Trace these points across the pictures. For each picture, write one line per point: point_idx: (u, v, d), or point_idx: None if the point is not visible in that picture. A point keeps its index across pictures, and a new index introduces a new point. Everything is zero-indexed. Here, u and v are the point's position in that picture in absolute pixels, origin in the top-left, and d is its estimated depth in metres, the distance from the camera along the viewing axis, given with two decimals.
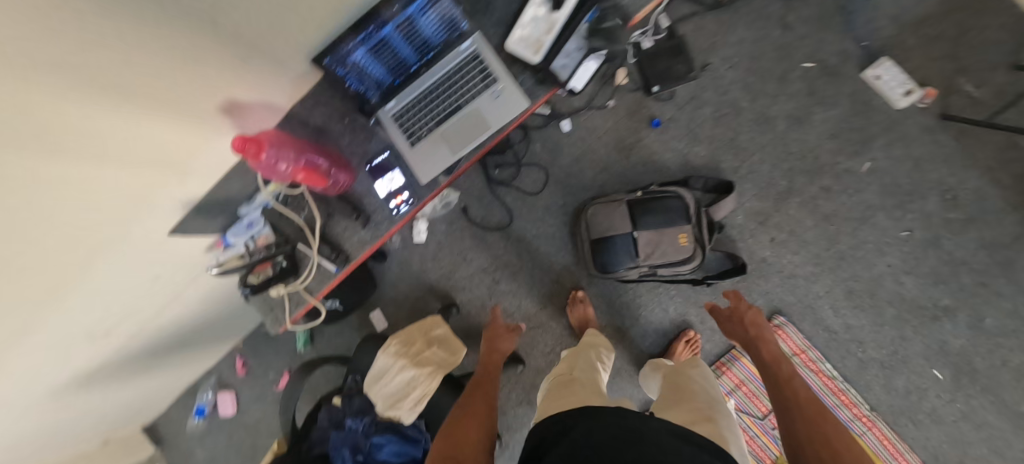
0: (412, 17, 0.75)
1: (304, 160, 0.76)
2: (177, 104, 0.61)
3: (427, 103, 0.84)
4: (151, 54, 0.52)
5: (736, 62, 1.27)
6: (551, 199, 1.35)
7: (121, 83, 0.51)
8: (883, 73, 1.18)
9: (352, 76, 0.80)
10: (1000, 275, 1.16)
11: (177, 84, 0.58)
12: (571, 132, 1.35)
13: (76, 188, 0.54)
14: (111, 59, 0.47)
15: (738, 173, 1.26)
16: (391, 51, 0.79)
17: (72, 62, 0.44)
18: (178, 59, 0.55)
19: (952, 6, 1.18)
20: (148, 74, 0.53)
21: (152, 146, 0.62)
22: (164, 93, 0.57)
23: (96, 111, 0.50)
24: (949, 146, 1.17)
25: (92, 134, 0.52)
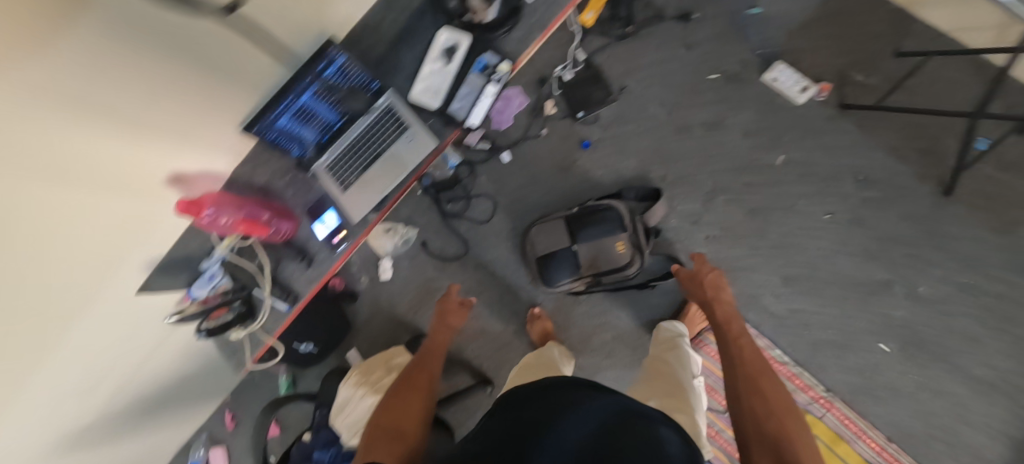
0: (324, 86, 0.87)
1: (245, 212, 0.86)
2: (154, 135, 0.73)
3: (352, 154, 0.96)
4: (132, 87, 0.64)
5: (649, 82, 1.40)
6: (501, 225, 1.46)
7: (109, 111, 0.63)
8: (779, 76, 1.30)
9: (281, 137, 0.91)
10: (925, 245, 1.21)
11: (154, 116, 0.71)
12: (511, 162, 1.47)
13: (71, 205, 0.63)
14: (102, 89, 0.60)
15: (666, 179, 1.36)
16: (312, 114, 0.91)
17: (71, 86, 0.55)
18: (154, 92, 0.68)
19: (832, 9, 1.31)
20: (129, 105, 0.66)
21: (131, 171, 0.72)
22: (143, 124, 0.70)
23: (92, 131, 0.62)
24: (852, 131, 1.27)
25: (85, 155, 0.63)
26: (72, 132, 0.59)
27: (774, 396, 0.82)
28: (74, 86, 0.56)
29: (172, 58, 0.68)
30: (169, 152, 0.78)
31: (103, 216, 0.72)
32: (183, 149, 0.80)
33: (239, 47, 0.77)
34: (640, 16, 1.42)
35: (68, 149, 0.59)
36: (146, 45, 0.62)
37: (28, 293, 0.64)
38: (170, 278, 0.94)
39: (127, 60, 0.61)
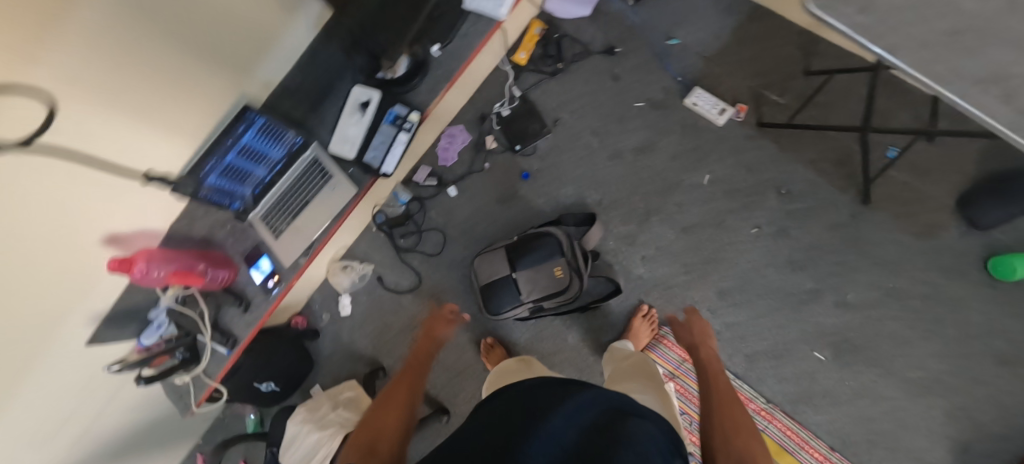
0: (248, 144, 0.95)
1: (179, 265, 0.94)
2: (157, 128, 0.84)
3: (283, 203, 1.03)
4: (147, 75, 0.76)
5: (581, 113, 1.48)
6: (451, 256, 1.52)
7: (124, 92, 0.74)
8: (698, 100, 1.37)
9: (215, 194, 0.97)
10: (850, 252, 1.25)
11: (161, 109, 0.82)
12: (457, 196, 1.54)
13: (69, 182, 0.72)
14: (127, 68, 0.72)
15: (602, 204, 1.42)
16: (242, 171, 0.97)
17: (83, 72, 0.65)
18: (166, 85, 0.81)
19: (743, 35, 1.39)
20: (142, 90, 0.77)
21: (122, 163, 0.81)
22: (150, 114, 0.81)
23: (106, 97, 0.72)
24: (771, 148, 1.33)
25: (95, 119, 0.71)
26: (95, 93, 0.69)
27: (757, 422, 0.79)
28: (110, 50, 0.68)
29: (185, 58, 0.81)
30: (161, 152, 0.87)
31: (92, 197, 0.79)
32: (175, 152, 0.90)
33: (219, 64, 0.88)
34: (570, 52, 1.51)
35: (83, 105, 0.68)
36: (171, 39, 0.76)
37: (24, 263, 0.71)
38: (117, 329, 1.01)
39: (153, 47, 0.74)
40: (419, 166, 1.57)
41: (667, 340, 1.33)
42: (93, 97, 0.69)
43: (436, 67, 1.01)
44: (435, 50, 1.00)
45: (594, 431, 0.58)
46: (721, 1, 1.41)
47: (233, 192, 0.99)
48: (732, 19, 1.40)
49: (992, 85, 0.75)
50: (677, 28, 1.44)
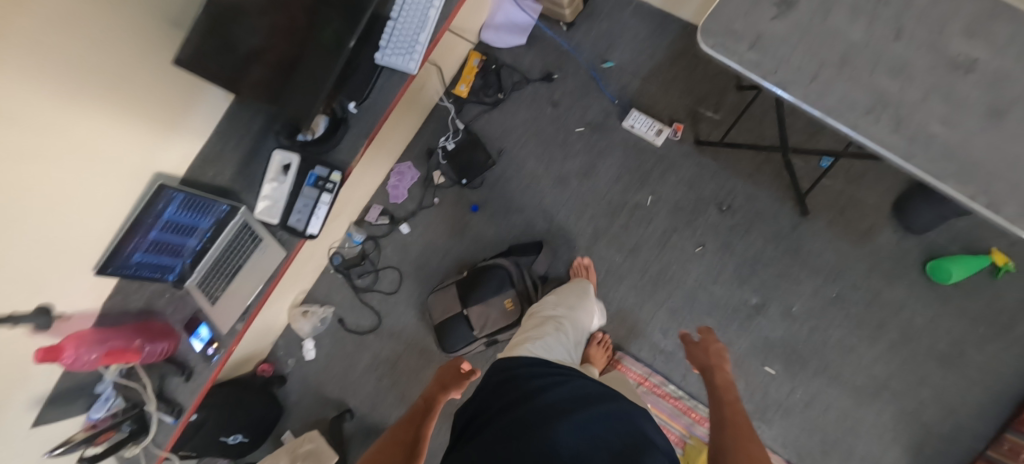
0: (172, 218, 0.96)
1: (114, 345, 0.95)
2: (135, 114, 0.87)
3: (217, 269, 1.05)
4: (140, 47, 0.82)
5: (523, 141, 1.48)
6: (407, 293, 1.52)
7: (119, 53, 0.79)
8: (634, 122, 1.38)
9: (144, 269, 0.98)
10: (793, 263, 1.25)
11: (143, 94, 0.87)
12: (411, 232, 1.54)
13: (50, 151, 0.75)
14: (126, 27, 0.78)
15: (550, 231, 1.42)
16: (170, 244, 0.99)
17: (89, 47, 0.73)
18: (152, 67, 0.86)
19: (677, 52, 1.39)
20: (132, 59, 0.82)
21: (103, 161, 0.85)
22: (134, 90, 0.85)
23: (103, 63, 0.77)
24: (710, 164, 1.33)
25: (86, 60, 0.74)
26: (96, 33, 0.74)
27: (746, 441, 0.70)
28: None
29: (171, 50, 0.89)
30: (131, 152, 0.89)
31: (62, 168, 0.78)
32: (143, 152, 0.92)
33: (191, 97, 0.98)
34: (510, 81, 1.52)
35: (81, 39, 0.71)
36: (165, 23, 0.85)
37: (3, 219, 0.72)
38: (63, 408, 1.00)
39: (150, 19, 0.82)
40: (371, 205, 1.57)
41: (622, 364, 1.30)
42: (91, 36, 0.73)
43: (355, 124, 1.02)
44: (351, 108, 1.01)
45: (596, 442, 0.60)
46: (651, 21, 1.42)
47: (164, 265, 1.01)
48: (664, 37, 1.41)
49: (883, 113, 0.75)
50: (612, 50, 1.44)
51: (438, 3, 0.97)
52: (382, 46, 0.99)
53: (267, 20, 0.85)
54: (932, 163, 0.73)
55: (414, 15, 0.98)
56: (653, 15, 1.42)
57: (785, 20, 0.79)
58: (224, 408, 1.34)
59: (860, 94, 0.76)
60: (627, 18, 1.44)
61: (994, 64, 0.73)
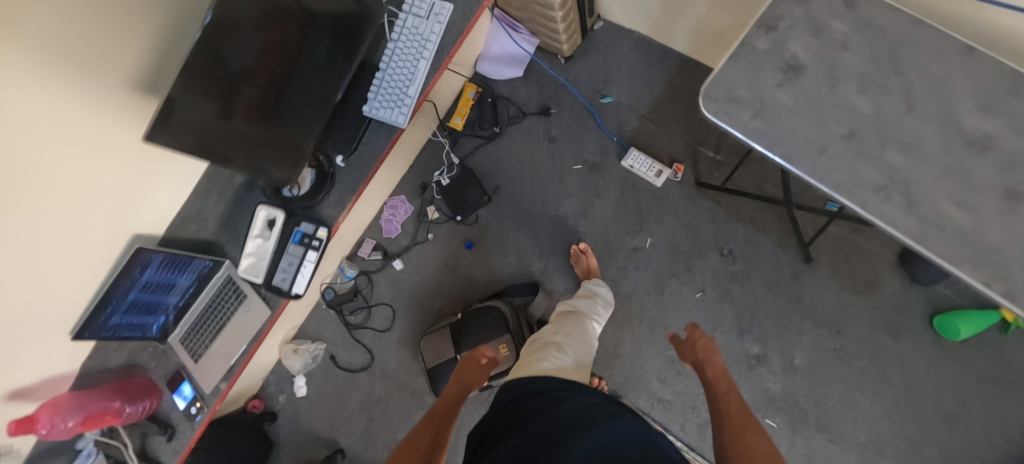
0: (152, 278, 0.92)
1: (91, 410, 0.92)
2: (101, 162, 0.81)
3: (200, 325, 1.02)
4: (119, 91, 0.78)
5: (519, 178, 1.44)
6: (401, 331, 1.48)
7: (96, 88, 0.74)
8: (634, 162, 1.34)
9: (125, 328, 0.94)
10: (794, 313, 1.22)
11: (113, 141, 0.81)
12: (404, 269, 1.50)
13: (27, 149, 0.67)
14: (111, 69, 0.75)
15: (546, 272, 1.39)
16: (151, 303, 0.96)
17: (92, 58, 0.71)
18: (130, 115, 0.82)
19: (678, 88, 1.35)
20: (103, 98, 0.76)
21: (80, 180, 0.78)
22: (107, 130, 0.79)
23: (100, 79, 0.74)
24: (711, 207, 1.30)
25: (85, 66, 0.70)
26: (76, 65, 0.69)
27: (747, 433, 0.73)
28: (115, 30, 0.72)
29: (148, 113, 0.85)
30: (93, 207, 0.83)
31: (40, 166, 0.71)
32: (104, 209, 0.85)
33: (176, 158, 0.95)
34: (506, 114, 1.48)
35: (82, 48, 0.69)
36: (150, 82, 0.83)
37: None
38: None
39: (135, 72, 0.79)
40: (363, 239, 1.53)
41: None
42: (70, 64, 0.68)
43: (343, 178, 0.99)
44: (338, 161, 0.98)
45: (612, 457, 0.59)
46: (652, 56, 1.38)
47: (146, 322, 0.98)
48: (664, 72, 1.36)
49: (895, 191, 0.71)
50: (610, 84, 1.40)
51: (429, 54, 0.93)
52: (370, 98, 0.95)
53: (261, 36, 0.72)
54: (945, 247, 0.69)
55: (404, 66, 0.94)
56: (653, 49, 1.38)
57: (791, 89, 0.75)
58: (211, 453, 1.30)
59: (870, 171, 0.72)
60: (627, 51, 1.40)
61: (1013, 142, 0.68)
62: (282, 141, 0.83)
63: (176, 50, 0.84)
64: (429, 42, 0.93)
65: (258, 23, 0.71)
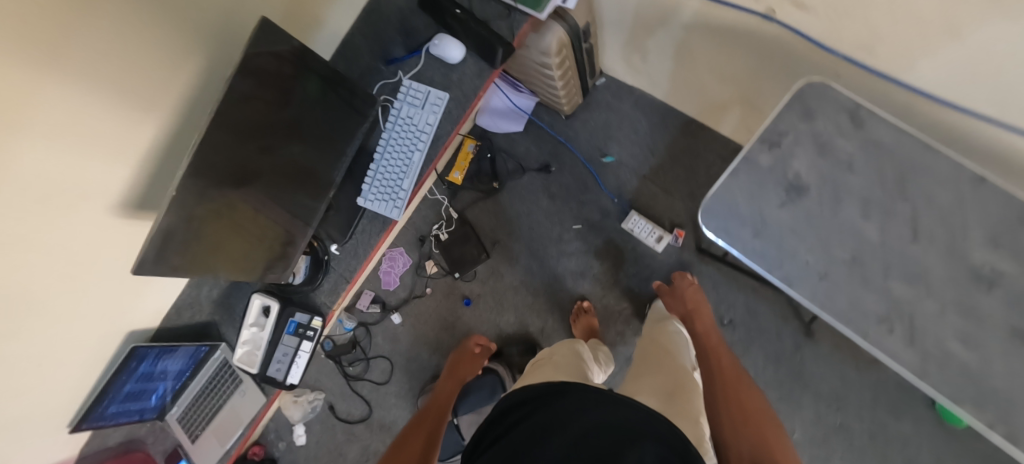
0: (150, 368, 0.93)
1: None
2: (82, 238, 0.73)
3: (198, 405, 1.04)
4: (104, 161, 0.68)
5: (518, 234, 1.42)
6: (399, 384, 1.49)
7: (85, 145, 0.64)
8: (634, 226, 1.31)
9: (123, 413, 0.95)
10: (794, 387, 1.20)
11: (98, 221, 0.74)
12: (401, 323, 1.50)
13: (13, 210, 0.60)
14: (109, 143, 0.67)
15: (544, 332, 1.37)
16: (148, 388, 0.97)
17: (102, 146, 0.67)
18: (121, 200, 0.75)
19: (679, 150, 1.32)
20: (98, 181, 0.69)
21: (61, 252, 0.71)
22: (88, 186, 0.68)
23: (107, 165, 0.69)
24: (712, 274, 1.28)
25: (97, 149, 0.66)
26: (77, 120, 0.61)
27: (747, 398, 0.83)
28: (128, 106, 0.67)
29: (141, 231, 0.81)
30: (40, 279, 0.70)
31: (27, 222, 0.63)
32: (66, 291, 0.76)
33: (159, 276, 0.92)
34: (505, 169, 1.44)
35: (97, 133, 0.65)
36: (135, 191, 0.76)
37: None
38: None
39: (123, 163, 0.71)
40: (363, 290, 1.51)
41: None
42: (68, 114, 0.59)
43: (336, 265, 0.98)
44: (333, 250, 0.97)
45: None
46: (654, 115, 1.35)
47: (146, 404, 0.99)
48: (666, 133, 1.33)
49: (898, 323, 0.69)
50: (610, 143, 1.37)
51: (423, 146, 0.92)
52: (364, 188, 0.94)
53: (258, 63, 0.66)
54: (948, 385, 0.67)
55: (398, 158, 0.93)
56: (655, 108, 1.35)
57: (792, 209, 0.73)
58: None
59: (873, 301, 0.70)
60: (628, 109, 1.36)
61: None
62: (301, 177, 0.84)
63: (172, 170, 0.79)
64: (423, 133, 0.92)
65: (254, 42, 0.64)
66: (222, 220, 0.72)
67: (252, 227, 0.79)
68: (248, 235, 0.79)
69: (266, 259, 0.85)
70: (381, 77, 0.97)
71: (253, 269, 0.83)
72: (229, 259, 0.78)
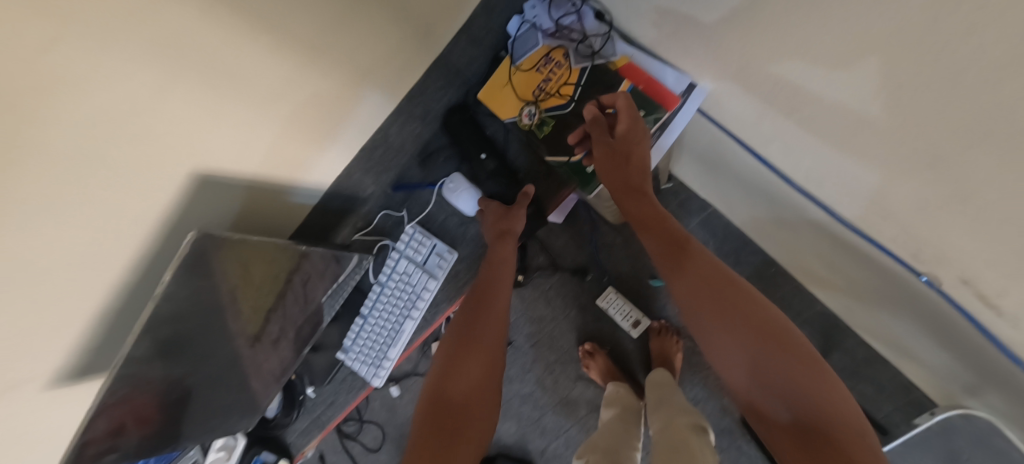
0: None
1: None
2: (62, 289, 0.47)
3: None
4: (70, 255, 0.45)
5: (537, 340, 1.21)
6: (388, 458, 1.37)
7: (42, 230, 0.41)
8: (608, 305, 1.14)
9: None
10: None
11: (86, 275, 0.48)
12: (400, 395, 1.34)
13: (53, 175, 0.39)
14: (25, 304, 0.45)
15: (544, 455, 1.23)
16: None
17: (167, 144, 0.48)
18: (112, 262, 0.50)
19: None
20: (127, 208, 0.48)
21: (42, 289, 0.45)
22: (109, 201, 0.46)
23: (136, 182, 0.47)
24: (752, 453, 1.09)
25: (168, 139, 0.47)
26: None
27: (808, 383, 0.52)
28: (101, 231, 0.47)
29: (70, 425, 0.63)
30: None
31: (47, 206, 0.40)
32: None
33: None
34: (532, 262, 1.16)
35: (182, 121, 0.48)
36: (54, 393, 0.57)
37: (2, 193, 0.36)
38: None
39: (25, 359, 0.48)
40: None
41: None
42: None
43: (312, 405, 0.87)
44: (309, 390, 0.86)
45: None
46: (728, 244, 1.09)
47: None
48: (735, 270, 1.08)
49: None
50: None
51: (418, 314, 0.77)
52: (347, 343, 0.82)
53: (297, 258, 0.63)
54: None
55: (389, 320, 0.78)
56: (729, 235, 1.08)
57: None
58: None
59: None
60: (694, 228, 1.10)
61: None
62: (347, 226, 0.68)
63: (98, 374, 0.61)
64: (420, 299, 0.76)
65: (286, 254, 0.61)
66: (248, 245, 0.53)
67: (272, 251, 0.58)
68: (278, 243, 0.58)
69: (287, 272, 0.63)
70: (385, 204, 0.78)
71: (270, 297, 0.62)
72: (251, 283, 0.57)
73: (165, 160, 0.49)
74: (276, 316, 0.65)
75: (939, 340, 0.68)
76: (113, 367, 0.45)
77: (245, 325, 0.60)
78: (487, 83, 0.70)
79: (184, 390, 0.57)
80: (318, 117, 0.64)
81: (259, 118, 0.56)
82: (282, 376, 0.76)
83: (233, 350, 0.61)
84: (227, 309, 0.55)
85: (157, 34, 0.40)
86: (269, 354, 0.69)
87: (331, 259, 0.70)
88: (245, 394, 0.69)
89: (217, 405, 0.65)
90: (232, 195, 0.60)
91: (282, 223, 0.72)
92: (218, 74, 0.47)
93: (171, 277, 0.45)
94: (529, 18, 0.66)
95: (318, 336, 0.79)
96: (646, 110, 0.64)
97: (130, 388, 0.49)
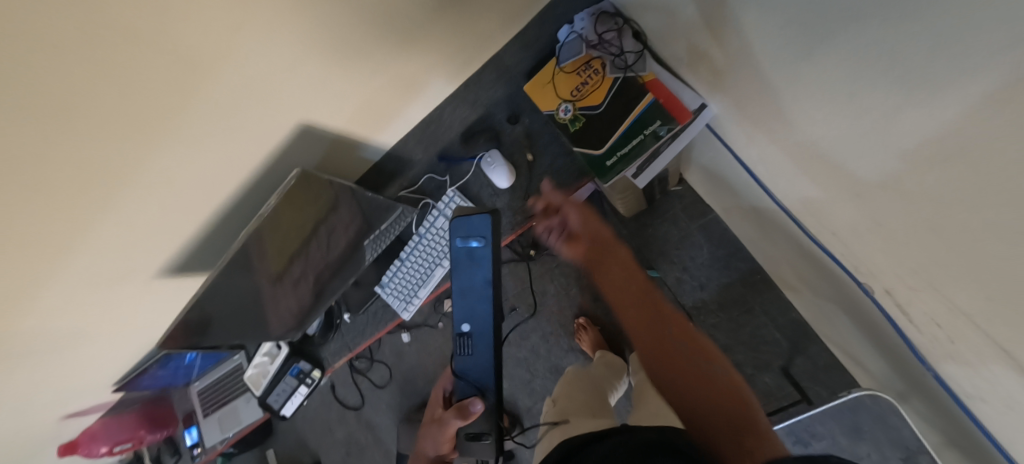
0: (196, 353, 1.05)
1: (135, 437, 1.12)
2: (183, 192, 0.61)
3: (221, 385, 1.17)
4: (195, 167, 0.59)
5: (539, 310, 1.35)
6: (392, 395, 1.54)
7: (183, 144, 0.55)
8: None
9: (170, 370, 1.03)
10: None
11: (197, 187, 0.62)
12: (410, 342, 1.51)
13: (197, 101, 0.52)
14: (163, 198, 0.59)
15: (530, 411, 1.38)
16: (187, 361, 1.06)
17: (276, 98, 0.61)
18: (219, 181, 0.65)
19: (731, 294, 1.21)
20: (236, 142, 0.62)
21: (171, 189, 0.59)
22: (226, 133, 0.59)
23: (238, 124, 0.60)
24: None
25: (280, 94, 0.61)
26: (149, 156, 0.52)
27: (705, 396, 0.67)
28: (219, 156, 0.61)
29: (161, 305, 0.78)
30: (48, 315, 0.62)
31: (186, 125, 0.53)
32: (110, 334, 0.78)
33: None
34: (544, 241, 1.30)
35: (288, 81, 0.60)
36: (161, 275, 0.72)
37: (157, 105, 0.48)
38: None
39: (151, 239, 0.63)
40: None
41: None
42: (143, 141, 0.50)
43: (346, 329, 1.04)
44: (345, 317, 1.03)
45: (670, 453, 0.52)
46: (720, 249, 1.22)
47: (186, 369, 1.10)
48: (723, 272, 1.21)
49: None
50: (671, 241, 1.25)
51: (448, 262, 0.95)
52: (384, 279, 0.98)
53: (321, 214, 0.72)
54: None
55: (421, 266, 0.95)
56: (723, 242, 1.21)
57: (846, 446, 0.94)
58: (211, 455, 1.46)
59: None
60: (693, 230, 1.24)
61: None
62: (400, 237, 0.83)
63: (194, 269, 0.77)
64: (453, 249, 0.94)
65: (324, 204, 0.71)
66: (304, 187, 0.64)
67: (311, 195, 0.67)
68: (319, 180, 0.66)
69: (314, 223, 0.71)
70: (430, 170, 0.93)
71: (295, 241, 0.71)
72: (279, 225, 0.66)
73: (271, 109, 0.62)
74: (298, 259, 0.75)
75: (875, 346, 0.81)
76: (217, 266, 0.61)
77: (268, 265, 0.70)
78: (533, 78, 0.83)
79: (214, 310, 0.69)
80: (388, 93, 0.75)
81: (351, 89, 0.69)
82: (303, 315, 0.91)
83: (263, 278, 0.72)
84: (251, 248, 0.64)
85: (310, 30, 0.55)
86: (287, 292, 0.80)
87: (355, 211, 0.79)
88: (263, 316, 0.81)
89: (255, 318, 0.80)
90: (319, 146, 0.75)
91: (347, 173, 0.86)
92: (333, 53, 0.61)
93: (276, 202, 0.61)
94: (577, 29, 0.79)
95: (359, 273, 0.94)
96: (662, 120, 0.76)
97: (210, 293, 0.64)
